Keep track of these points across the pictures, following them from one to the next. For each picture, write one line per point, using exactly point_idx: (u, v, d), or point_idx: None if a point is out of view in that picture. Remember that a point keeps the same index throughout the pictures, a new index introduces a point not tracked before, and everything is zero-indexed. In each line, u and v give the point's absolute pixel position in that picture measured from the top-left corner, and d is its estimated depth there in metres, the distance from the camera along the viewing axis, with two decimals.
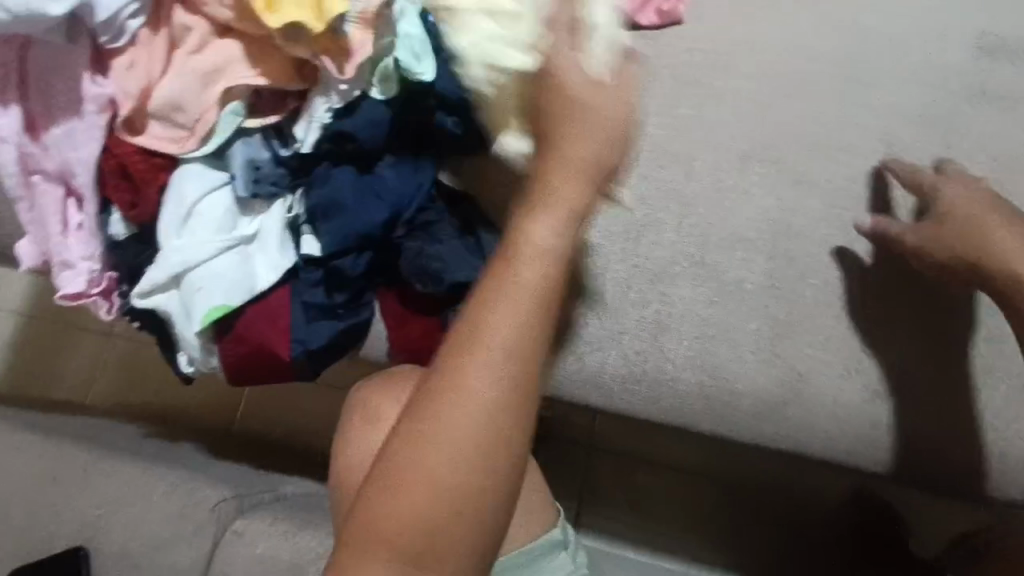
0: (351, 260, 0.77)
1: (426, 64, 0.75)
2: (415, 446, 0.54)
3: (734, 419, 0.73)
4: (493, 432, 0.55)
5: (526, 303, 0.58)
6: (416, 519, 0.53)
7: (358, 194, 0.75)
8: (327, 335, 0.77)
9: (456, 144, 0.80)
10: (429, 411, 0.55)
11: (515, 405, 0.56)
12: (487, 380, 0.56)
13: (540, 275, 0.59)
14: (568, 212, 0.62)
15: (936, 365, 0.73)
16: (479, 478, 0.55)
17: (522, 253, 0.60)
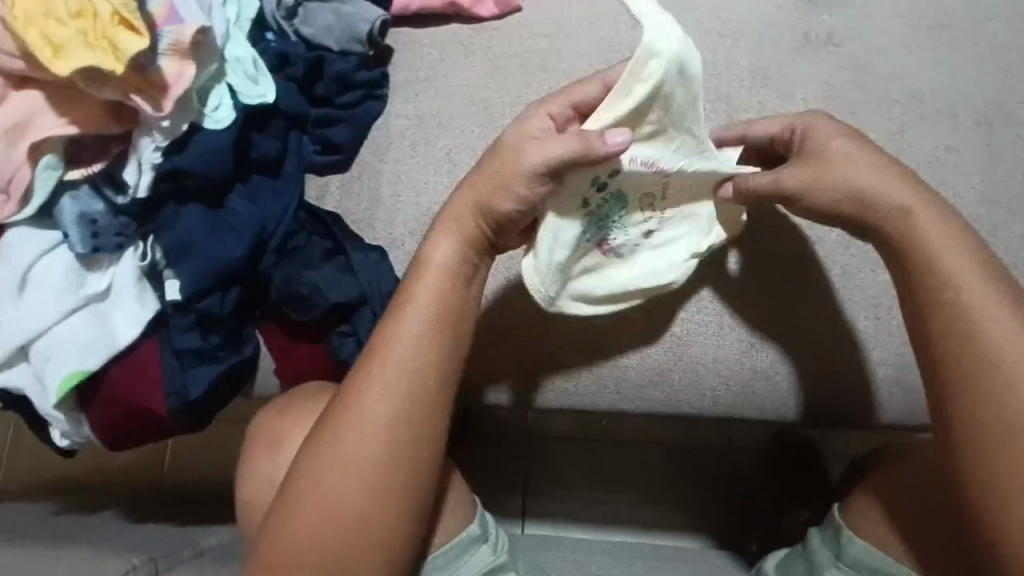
0: (217, 299, 0.73)
1: (262, 83, 0.73)
2: (321, 463, 0.59)
3: (624, 392, 0.74)
4: (383, 454, 0.59)
5: (425, 325, 0.61)
6: (330, 523, 0.58)
7: (213, 230, 0.73)
8: (205, 384, 0.73)
9: (315, 162, 0.79)
10: (330, 439, 0.59)
11: (402, 425, 0.60)
12: (380, 404, 0.59)
13: (438, 296, 0.62)
14: (448, 235, 0.63)
15: (818, 306, 0.73)
16: (395, 486, 0.59)
17: (423, 275, 0.62)
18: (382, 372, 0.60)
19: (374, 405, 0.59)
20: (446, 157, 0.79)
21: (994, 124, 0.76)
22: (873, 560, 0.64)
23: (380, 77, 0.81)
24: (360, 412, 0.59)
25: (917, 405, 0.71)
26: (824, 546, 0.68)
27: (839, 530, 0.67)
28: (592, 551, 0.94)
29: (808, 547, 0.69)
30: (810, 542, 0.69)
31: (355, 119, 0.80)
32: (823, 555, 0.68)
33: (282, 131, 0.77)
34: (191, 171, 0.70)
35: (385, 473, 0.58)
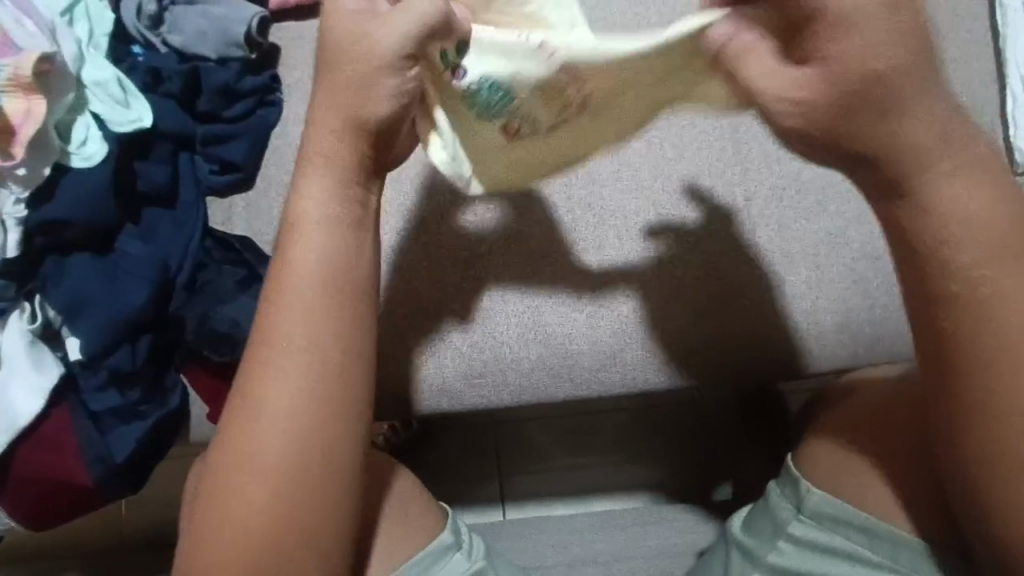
0: (128, 353, 0.66)
1: (136, 107, 0.66)
2: (225, 484, 0.49)
3: (577, 379, 0.71)
4: (299, 440, 0.49)
5: (314, 292, 0.50)
6: (242, 554, 0.48)
7: (108, 279, 0.66)
8: (131, 446, 0.67)
9: (212, 182, 0.71)
10: (231, 453, 0.49)
11: (315, 406, 0.49)
12: (282, 388, 0.49)
13: (324, 256, 0.50)
14: (323, 169, 0.51)
15: (762, 261, 0.71)
16: (311, 496, 0.49)
17: (299, 227, 0.51)
18: (275, 359, 0.49)
19: (270, 403, 0.49)
20: None
21: None
22: (834, 510, 0.58)
23: (271, 80, 0.73)
24: (257, 414, 0.49)
25: (867, 348, 0.71)
26: (784, 501, 0.62)
27: (795, 482, 0.61)
28: (571, 529, 0.93)
29: (768, 503, 0.63)
30: (771, 498, 0.63)
31: (248, 132, 0.72)
32: (784, 510, 0.61)
33: (169, 154, 0.70)
34: (68, 218, 0.63)
35: (298, 482, 0.48)
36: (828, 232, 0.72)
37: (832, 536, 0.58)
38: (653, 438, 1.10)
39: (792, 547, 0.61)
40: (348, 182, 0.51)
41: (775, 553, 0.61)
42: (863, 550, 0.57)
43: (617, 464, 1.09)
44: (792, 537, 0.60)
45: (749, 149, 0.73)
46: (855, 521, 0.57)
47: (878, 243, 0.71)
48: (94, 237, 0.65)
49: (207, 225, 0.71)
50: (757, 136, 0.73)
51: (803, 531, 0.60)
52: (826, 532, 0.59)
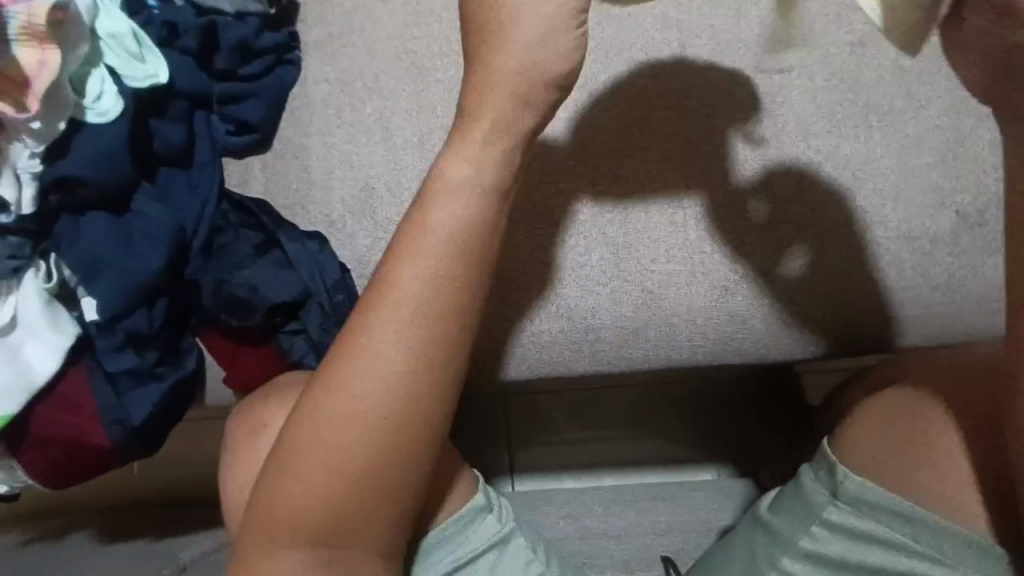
0: (144, 315, 0.65)
1: (152, 63, 0.65)
2: (315, 429, 0.52)
3: (600, 354, 0.70)
4: (395, 401, 0.52)
5: (434, 271, 0.53)
6: (320, 496, 0.52)
7: (124, 238, 0.64)
8: (148, 410, 0.66)
9: (230, 144, 0.70)
10: (325, 401, 0.52)
11: (417, 372, 0.52)
12: (392, 347, 0.52)
13: (451, 235, 0.54)
14: (479, 150, 0.55)
15: (794, 235, 0.69)
16: (396, 453, 0.52)
17: (438, 199, 0.54)
18: (387, 324, 0.52)
19: (375, 362, 0.52)
20: (378, 122, 0.71)
21: None
22: (873, 497, 0.59)
23: (290, 38, 0.71)
24: (358, 370, 0.52)
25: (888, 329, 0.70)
26: (820, 486, 0.63)
27: (833, 468, 0.62)
28: (585, 502, 0.93)
29: (800, 486, 0.65)
30: (804, 483, 0.64)
31: (265, 92, 0.70)
32: (820, 495, 0.63)
33: (185, 112, 0.68)
34: (84, 177, 0.62)
35: (384, 440, 0.52)
36: (866, 209, 0.69)
37: (872, 524, 0.59)
38: (671, 419, 1.08)
39: (826, 533, 0.62)
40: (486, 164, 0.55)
41: (810, 538, 0.62)
42: (907, 538, 0.58)
43: (631, 440, 1.09)
44: (827, 522, 0.61)
45: (789, 138, 0.70)
46: (897, 509, 0.58)
47: (915, 223, 0.69)
48: (109, 196, 0.64)
49: (224, 187, 0.70)
50: (791, 107, 0.70)
51: (840, 517, 0.61)
52: (866, 520, 0.60)
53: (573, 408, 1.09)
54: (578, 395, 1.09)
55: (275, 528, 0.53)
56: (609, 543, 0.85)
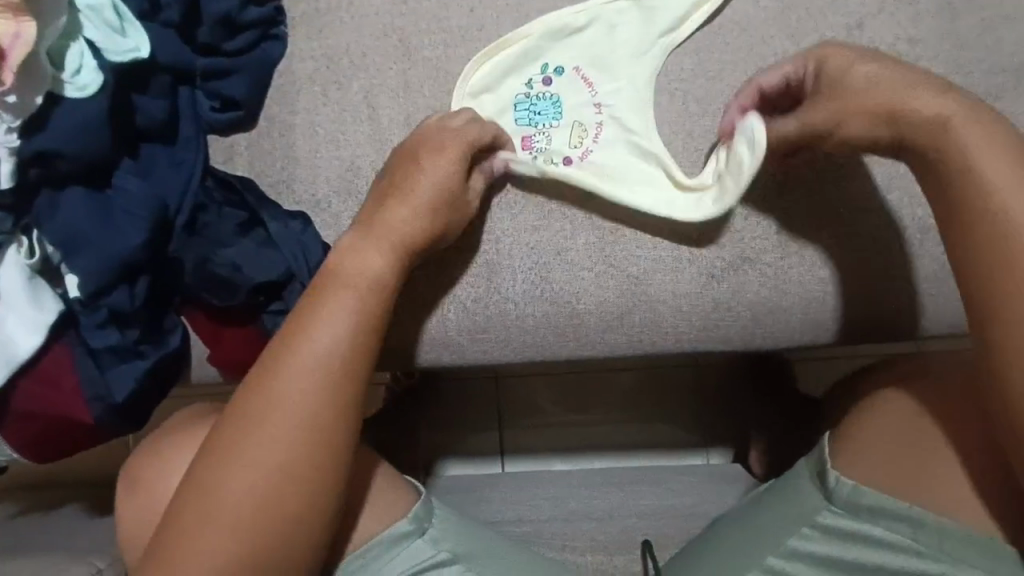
0: (126, 293, 0.65)
1: (135, 38, 0.64)
2: (228, 450, 0.53)
3: (584, 340, 0.70)
4: (295, 453, 0.53)
5: (346, 321, 0.56)
6: (231, 517, 0.52)
7: (105, 216, 0.64)
8: (130, 386, 0.66)
9: (214, 120, 0.70)
10: (237, 424, 0.53)
11: (319, 427, 0.54)
12: (296, 402, 0.54)
13: (357, 302, 0.57)
14: (390, 230, 0.60)
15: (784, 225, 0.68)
16: (305, 478, 0.53)
17: (348, 268, 0.58)
18: (297, 363, 0.54)
19: (283, 395, 0.54)
20: (364, 101, 0.70)
21: (958, 9, 0.69)
22: (871, 501, 0.59)
23: (276, 12, 0.70)
24: (269, 401, 0.54)
25: (878, 317, 0.69)
26: (814, 491, 0.63)
27: (824, 471, 0.62)
28: (571, 482, 0.96)
29: (797, 490, 0.64)
30: (801, 485, 0.64)
31: (250, 69, 0.70)
32: (814, 499, 0.62)
33: (168, 87, 0.67)
34: (62, 152, 0.61)
35: (292, 466, 0.53)
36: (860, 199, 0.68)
37: (866, 525, 0.60)
38: (671, 405, 1.08)
39: (820, 535, 0.61)
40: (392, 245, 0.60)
41: (801, 538, 0.62)
42: (900, 536, 0.59)
43: (626, 424, 1.09)
44: (819, 524, 0.61)
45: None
46: (893, 512, 0.58)
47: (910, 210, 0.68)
48: (89, 172, 0.63)
49: (208, 164, 0.70)
50: None
51: (834, 520, 0.61)
52: (860, 522, 0.60)
53: (569, 389, 1.11)
54: (577, 376, 1.11)
55: (187, 546, 0.52)
56: (588, 525, 0.85)
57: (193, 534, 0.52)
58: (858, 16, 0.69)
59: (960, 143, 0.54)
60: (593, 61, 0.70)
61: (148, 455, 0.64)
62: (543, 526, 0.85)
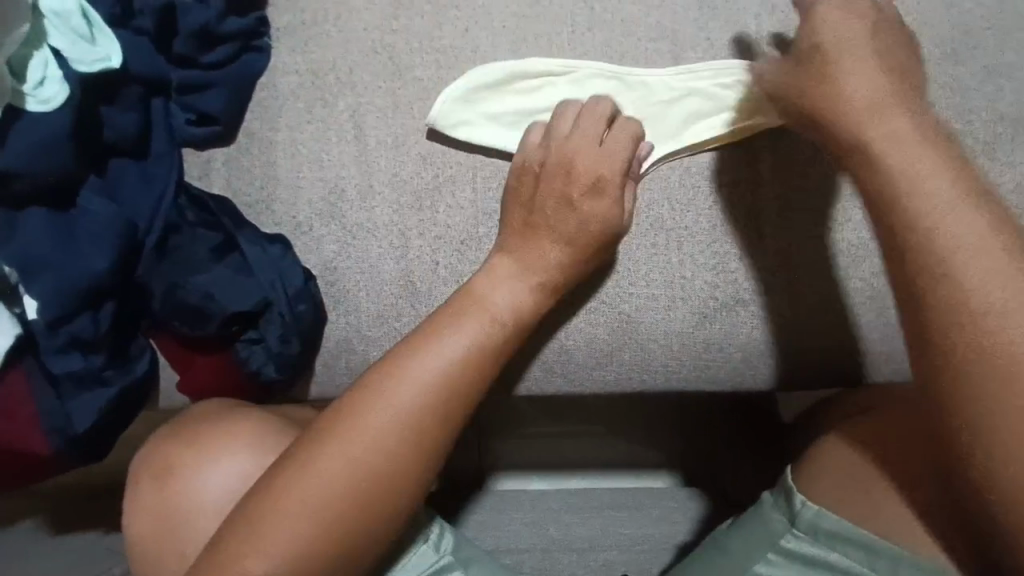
0: (89, 320, 0.61)
1: (104, 45, 0.61)
2: (307, 473, 0.51)
3: (573, 376, 0.68)
4: (361, 488, 0.51)
5: (466, 356, 0.56)
6: (281, 541, 0.50)
7: (70, 235, 0.60)
8: (93, 416, 0.63)
9: (190, 134, 0.66)
10: (327, 449, 0.52)
11: (390, 471, 0.52)
12: (383, 439, 0.52)
13: (485, 335, 0.57)
14: (529, 270, 0.61)
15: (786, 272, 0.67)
16: (357, 517, 0.51)
17: (480, 304, 0.59)
18: (397, 402, 0.53)
19: (373, 427, 0.52)
20: (350, 120, 0.67)
21: (961, 54, 0.66)
22: (831, 526, 0.59)
23: (257, 23, 0.66)
24: (357, 434, 0.52)
25: (851, 359, 0.69)
26: (779, 515, 0.63)
27: (791, 495, 0.62)
28: (550, 508, 0.92)
29: (762, 514, 0.64)
30: (766, 509, 0.64)
31: (228, 81, 0.66)
32: (778, 522, 0.62)
33: (140, 99, 0.63)
34: (24, 169, 0.57)
35: (348, 512, 0.51)
36: (852, 242, 0.67)
37: (826, 551, 0.60)
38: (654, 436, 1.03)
39: (784, 561, 0.61)
40: (535, 279, 0.61)
41: (766, 564, 0.62)
42: (854, 563, 0.59)
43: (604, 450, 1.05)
44: (784, 549, 0.61)
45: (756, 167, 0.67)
46: (850, 537, 0.58)
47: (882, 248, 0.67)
48: (52, 189, 0.60)
49: (182, 180, 0.66)
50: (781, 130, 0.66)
51: (796, 545, 0.61)
52: (822, 548, 0.60)
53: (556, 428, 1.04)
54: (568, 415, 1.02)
55: (231, 562, 0.49)
56: (571, 559, 0.83)
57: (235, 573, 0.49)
58: None
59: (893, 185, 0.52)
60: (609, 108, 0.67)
61: (138, 495, 0.61)
62: (524, 558, 0.83)
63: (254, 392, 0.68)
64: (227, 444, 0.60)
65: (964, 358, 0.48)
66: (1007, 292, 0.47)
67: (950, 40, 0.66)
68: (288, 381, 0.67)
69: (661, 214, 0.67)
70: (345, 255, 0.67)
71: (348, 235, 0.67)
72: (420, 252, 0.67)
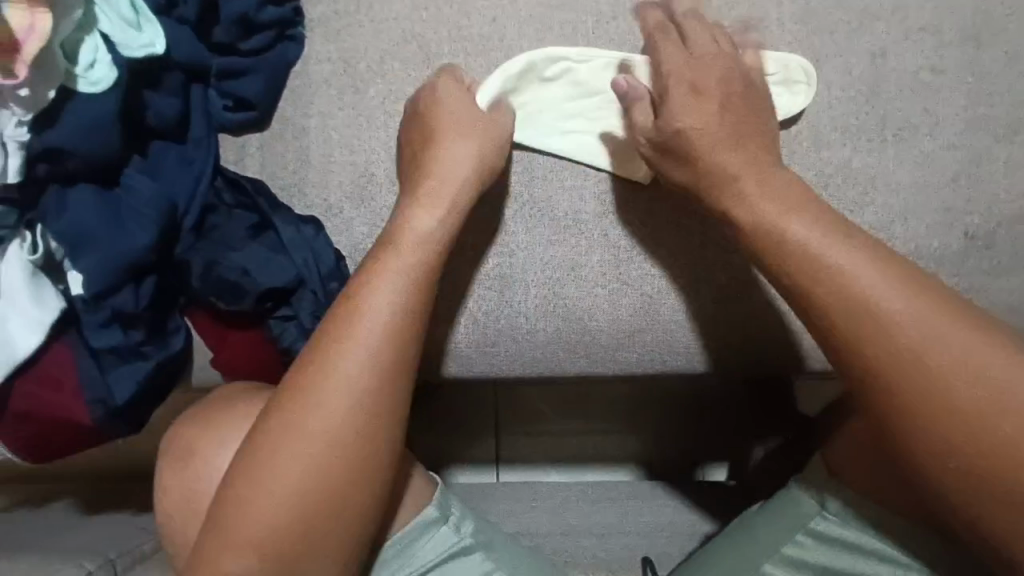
0: (132, 294, 0.64)
1: (149, 32, 0.63)
2: (279, 430, 0.52)
3: (595, 356, 0.70)
4: (336, 426, 0.52)
5: (398, 292, 0.56)
6: (279, 496, 0.51)
7: (114, 213, 0.63)
8: (132, 387, 0.65)
9: (227, 120, 0.69)
10: (288, 411, 0.53)
11: (356, 404, 0.53)
12: (339, 376, 0.53)
13: (411, 267, 0.57)
14: (441, 205, 0.61)
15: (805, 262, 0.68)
16: (345, 454, 0.52)
17: (401, 241, 0.59)
18: (341, 344, 0.54)
19: (329, 369, 0.53)
20: (379, 107, 0.69)
21: (981, 40, 0.66)
22: (861, 510, 0.60)
23: (293, 12, 0.69)
24: (319, 383, 0.53)
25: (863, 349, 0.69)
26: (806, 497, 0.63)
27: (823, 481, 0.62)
28: (569, 497, 0.93)
29: (792, 495, 0.64)
30: (795, 490, 0.64)
31: (264, 68, 0.68)
32: (806, 504, 0.62)
33: (182, 85, 0.66)
34: (73, 148, 0.60)
35: (335, 451, 0.52)
36: (874, 225, 0.66)
37: (857, 534, 0.60)
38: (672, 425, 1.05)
39: (812, 541, 0.62)
40: (450, 213, 0.61)
41: (795, 545, 0.62)
42: (885, 545, 0.60)
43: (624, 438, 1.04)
44: (813, 531, 0.62)
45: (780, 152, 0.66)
46: (880, 522, 0.59)
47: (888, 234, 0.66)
48: (99, 168, 0.63)
49: (219, 163, 0.68)
50: (807, 114, 0.67)
51: (826, 527, 0.61)
52: (852, 530, 0.61)
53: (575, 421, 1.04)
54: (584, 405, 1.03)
55: (234, 529, 0.51)
56: (590, 543, 0.85)
57: (242, 535, 0.51)
58: (881, 44, 0.67)
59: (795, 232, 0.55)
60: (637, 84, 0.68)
61: (173, 465, 0.62)
62: (544, 541, 0.85)
63: (285, 370, 0.70)
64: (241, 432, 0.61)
65: (904, 378, 0.50)
66: (918, 326, 0.50)
67: (971, 26, 0.66)
68: None
69: (671, 208, 0.67)
70: (375, 236, 0.69)
71: (377, 218, 0.69)
72: None
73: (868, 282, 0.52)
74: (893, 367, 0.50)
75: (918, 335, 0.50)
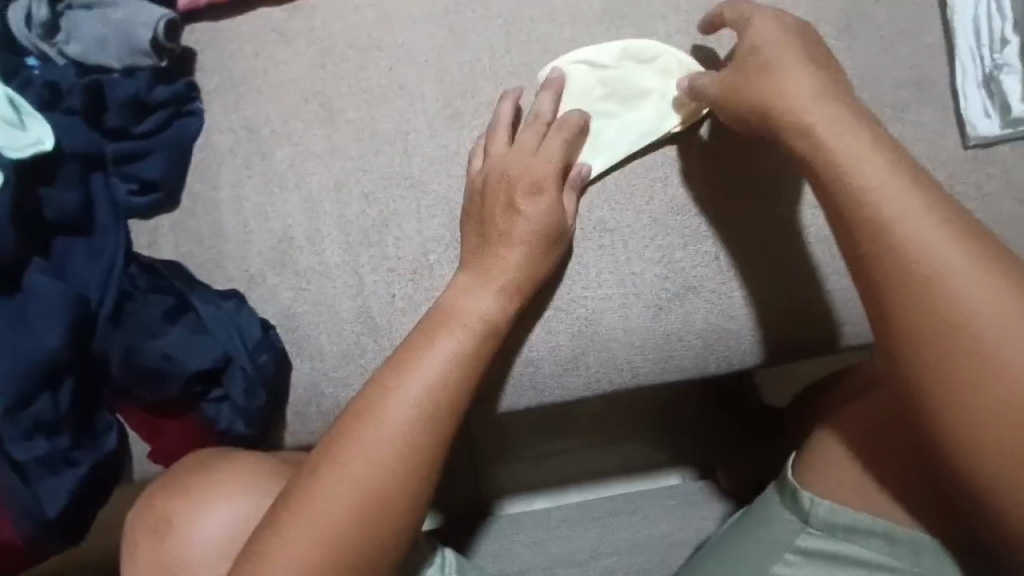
0: (50, 400, 0.61)
1: (35, 130, 0.62)
2: (295, 513, 0.51)
3: (547, 386, 0.69)
4: (349, 513, 0.51)
5: (444, 373, 0.56)
6: None
7: (22, 317, 0.61)
8: (63, 497, 0.62)
9: (133, 204, 0.67)
10: (310, 489, 0.52)
11: (376, 492, 0.52)
12: (367, 463, 0.52)
13: (459, 347, 0.58)
14: (491, 280, 0.61)
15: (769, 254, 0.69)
16: (356, 542, 0.51)
17: (453, 318, 0.59)
18: (370, 429, 0.53)
19: (361, 449, 0.53)
20: (289, 170, 0.69)
21: (858, 27, 0.69)
22: (844, 520, 0.58)
23: (187, 88, 0.69)
24: (347, 464, 0.52)
25: (805, 339, 0.70)
26: (789, 514, 0.61)
27: (795, 493, 0.60)
28: (549, 524, 0.92)
29: (771, 512, 0.62)
30: (775, 509, 0.62)
31: (164, 147, 0.68)
32: (790, 519, 0.60)
33: (79, 176, 0.64)
34: None
35: (338, 539, 0.51)
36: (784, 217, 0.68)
37: (842, 545, 0.58)
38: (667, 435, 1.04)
39: (800, 559, 0.59)
40: (497, 280, 0.61)
41: (784, 565, 0.60)
42: (874, 552, 0.57)
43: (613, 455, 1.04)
44: (800, 549, 0.59)
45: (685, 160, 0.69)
46: (867, 527, 0.57)
47: (811, 227, 0.69)
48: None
49: (130, 251, 0.67)
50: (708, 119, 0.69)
51: (813, 543, 0.59)
52: (840, 542, 0.58)
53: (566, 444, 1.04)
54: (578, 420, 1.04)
55: None
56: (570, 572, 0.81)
57: None
58: None
59: (848, 170, 0.53)
60: (643, 108, 0.67)
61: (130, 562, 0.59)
62: None
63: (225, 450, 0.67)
64: (205, 514, 0.59)
65: (931, 334, 0.49)
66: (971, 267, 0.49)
67: (845, 15, 0.69)
68: (256, 434, 0.67)
69: (596, 231, 0.68)
70: (302, 300, 0.67)
71: (302, 280, 0.67)
72: (374, 287, 0.67)
73: (918, 216, 0.51)
74: (923, 308, 0.49)
75: (960, 272, 0.49)
